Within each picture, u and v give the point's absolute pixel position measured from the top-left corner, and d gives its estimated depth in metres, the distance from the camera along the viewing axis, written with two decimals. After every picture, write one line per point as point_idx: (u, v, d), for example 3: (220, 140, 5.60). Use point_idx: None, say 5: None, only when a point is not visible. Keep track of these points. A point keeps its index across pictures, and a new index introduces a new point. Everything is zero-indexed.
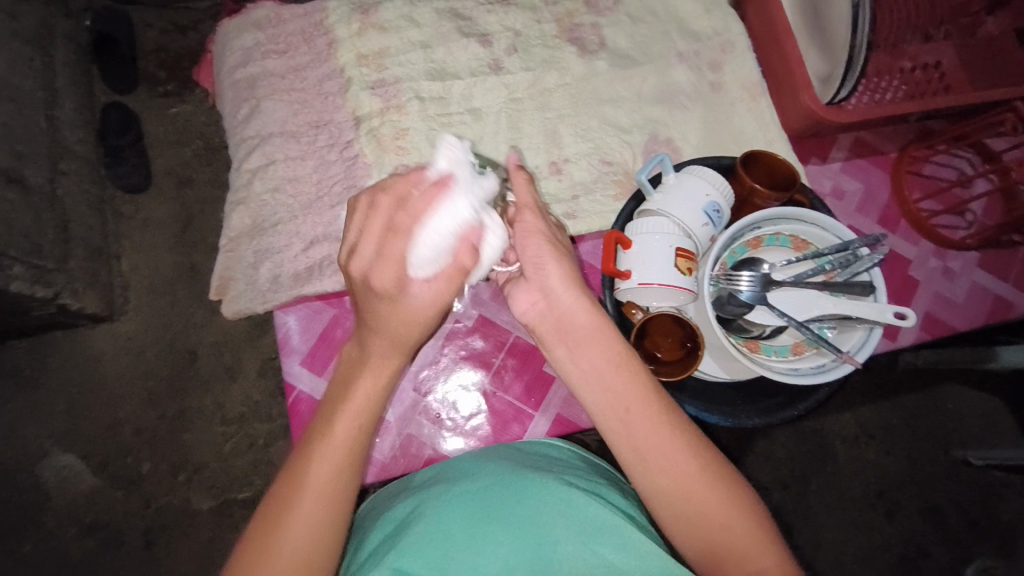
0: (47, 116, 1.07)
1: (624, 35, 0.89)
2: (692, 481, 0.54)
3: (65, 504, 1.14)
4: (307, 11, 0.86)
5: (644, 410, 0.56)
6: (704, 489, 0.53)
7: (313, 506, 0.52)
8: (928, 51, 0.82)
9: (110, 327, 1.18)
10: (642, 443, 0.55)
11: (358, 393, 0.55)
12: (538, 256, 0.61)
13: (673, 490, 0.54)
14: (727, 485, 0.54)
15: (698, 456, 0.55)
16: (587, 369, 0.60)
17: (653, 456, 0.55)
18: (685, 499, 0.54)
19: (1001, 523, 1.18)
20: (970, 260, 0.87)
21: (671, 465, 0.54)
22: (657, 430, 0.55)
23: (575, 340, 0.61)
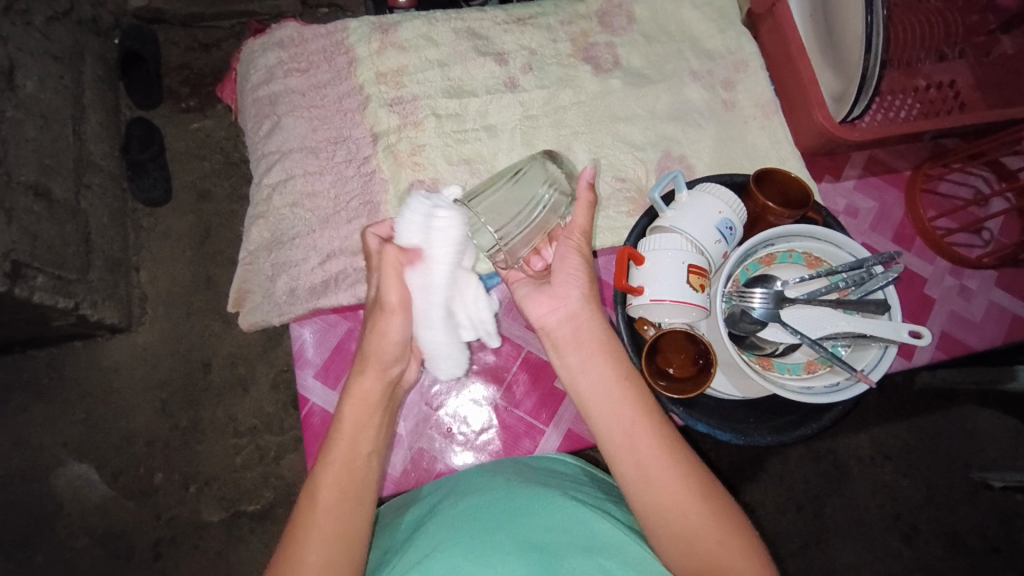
0: (74, 131, 1.10)
1: (638, 55, 0.91)
2: (692, 499, 0.53)
3: (78, 513, 1.15)
4: (328, 31, 0.88)
5: (648, 435, 0.55)
6: (708, 521, 0.53)
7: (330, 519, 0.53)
8: (942, 70, 0.83)
9: (127, 337, 1.20)
10: (647, 469, 0.54)
11: (350, 414, 0.58)
12: (572, 272, 0.63)
13: (676, 521, 0.53)
14: (729, 518, 0.54)
15: (701, 485, 0.54)
16: (597, 382, 0.58)
17: (657, 484, 0.54)
18: (690, 531, 0.52)
19: (1022, 548, 1.16)
20: (987, 279, 0.86)
21: (676, 489, 0.53)
22: (659, 447, 0.55)
23: (588, 347, 0.60)
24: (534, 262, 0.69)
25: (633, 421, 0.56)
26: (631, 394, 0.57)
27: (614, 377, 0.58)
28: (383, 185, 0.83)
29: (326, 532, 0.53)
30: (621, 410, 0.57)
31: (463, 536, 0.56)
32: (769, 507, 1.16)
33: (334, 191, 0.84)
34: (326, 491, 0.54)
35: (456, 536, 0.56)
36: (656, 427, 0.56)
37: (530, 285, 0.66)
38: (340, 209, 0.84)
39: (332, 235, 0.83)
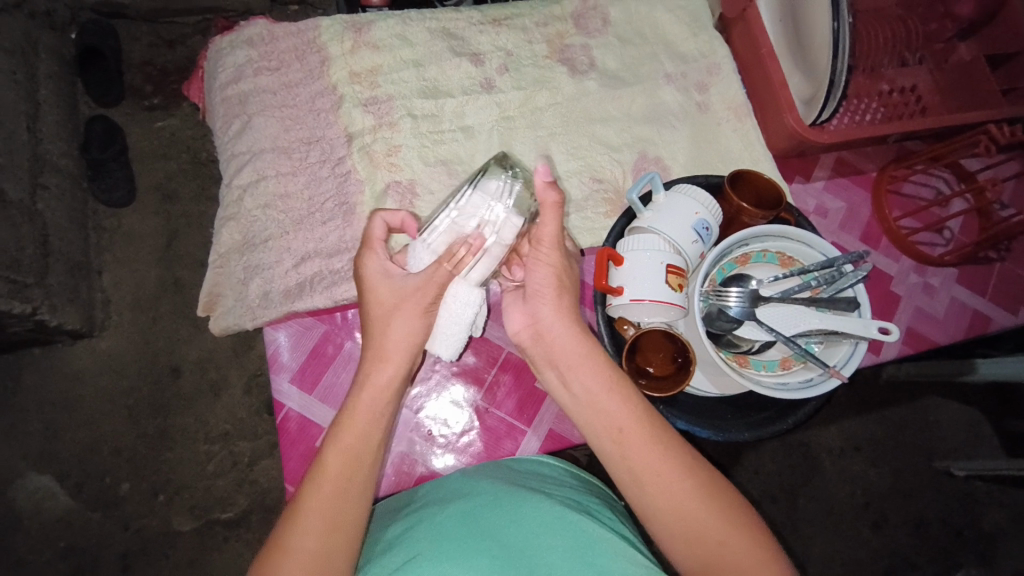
0: (29, 129, 1.05)
1: (614, 57, 0.91)
2: (687, 497, 0.53)
3: (37, 528, 1.09)
4: (300, 29, 0.86)
5: (640, 437, 0.56)
6: (707, 518, 0.53)
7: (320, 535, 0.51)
8: (905, 75, 0.86)
9: (89, 343, 1.15)
10: (638, 472, 0.55)
11: (349, 429, 0.56)
12: (542, 285, 0.62)
13: (672, 519, 0.53)
14: (732, 513, 0.53)
15: (697, 482, 0.54)
16: (580, 390, 0.60)
17: (651, 485, 0.54)
18: (684, 526, 0.53)
19: (984, 533, 1.20)
20: (949, 275, 0.90)
21: (669, 486, 0.54)
22: (650, 445, 0.56)
23: (564, 365, 0.61)
24: (516, 273, 0.67)
25: (619, 424, 0.57)
26: (619, 400, 0.58)
27: (592, 390, 0.59)
28: (359, 186, 0.82)
29: (312, 549, 0.50)
30: (610, 416, 0.58)
31: (456, 542, 0.55)
32: (746, 501, 1.18)
33: (307, 192, 0.82)
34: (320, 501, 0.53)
35: (447, 543, 0.55)
36: (647, 429, 0.57)
37: (511, 297, 0.67)
38: (314, 211, 0.82)
39: (306, 237, 0.81)
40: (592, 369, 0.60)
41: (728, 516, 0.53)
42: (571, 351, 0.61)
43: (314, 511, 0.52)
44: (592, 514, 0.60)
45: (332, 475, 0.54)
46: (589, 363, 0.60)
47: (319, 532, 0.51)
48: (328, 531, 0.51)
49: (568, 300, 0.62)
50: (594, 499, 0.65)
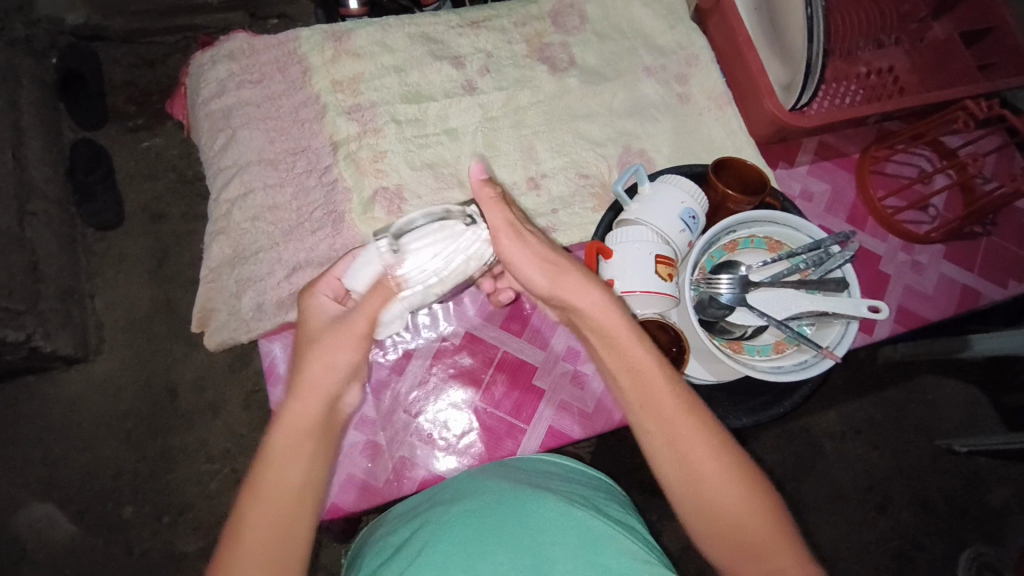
0: (13, 155, 1.05)
1: (593, 53, 0.92)
2: (711, 459, 0.53)
3: (42, 557, 1.09)
4: (280, 40, 0.86)
5: (672, 398, 0.54)
6: (725, 477, 0.52)
7: (272, 528, 0.48)
8: (881, 57, 0.88)
9: (84, 368, 1.15)
10: (671, 426, 0.54)
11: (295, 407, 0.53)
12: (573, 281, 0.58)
13: (698, 480, 0.53)
14: (752, 481, 0.53)
15: (724, 446, 0.53)
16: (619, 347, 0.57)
17: (684, 455, 0.53)
18: (708, 488, 0.52)
19: (988, 508, 1.21)
20: (936, 253, 0.91)
21: (699, 446, 0.53)
22: (679, 404, 0.54)
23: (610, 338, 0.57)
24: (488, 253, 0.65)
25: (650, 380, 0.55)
26: (655, 364, 0.56)
27: (622, 348, 0.57)
28: (347, 194, 0.82)
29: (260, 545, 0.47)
30: (643, 378, 0.55)
31: (463, 546, 0.56)
32: None
33: (295, 203, 0.83)
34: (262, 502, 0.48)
35: (454, 547, 0.56)
36: (671, 390, 0.55)
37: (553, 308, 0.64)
38: (303, 221, 0.82)
39: (297, 247, 0.81)
40: (615, 322, 0.57)
41: (750, 491, 0.52)
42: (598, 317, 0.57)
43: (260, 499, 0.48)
44: (603, 512, 0.61)
45: (279, 474, 0.49)
46: (612, 320, 0.57)
47: (265, 525, 0.48)
48: (283, 522, 0.48)
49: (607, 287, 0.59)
50: (600, 494, 0.66)
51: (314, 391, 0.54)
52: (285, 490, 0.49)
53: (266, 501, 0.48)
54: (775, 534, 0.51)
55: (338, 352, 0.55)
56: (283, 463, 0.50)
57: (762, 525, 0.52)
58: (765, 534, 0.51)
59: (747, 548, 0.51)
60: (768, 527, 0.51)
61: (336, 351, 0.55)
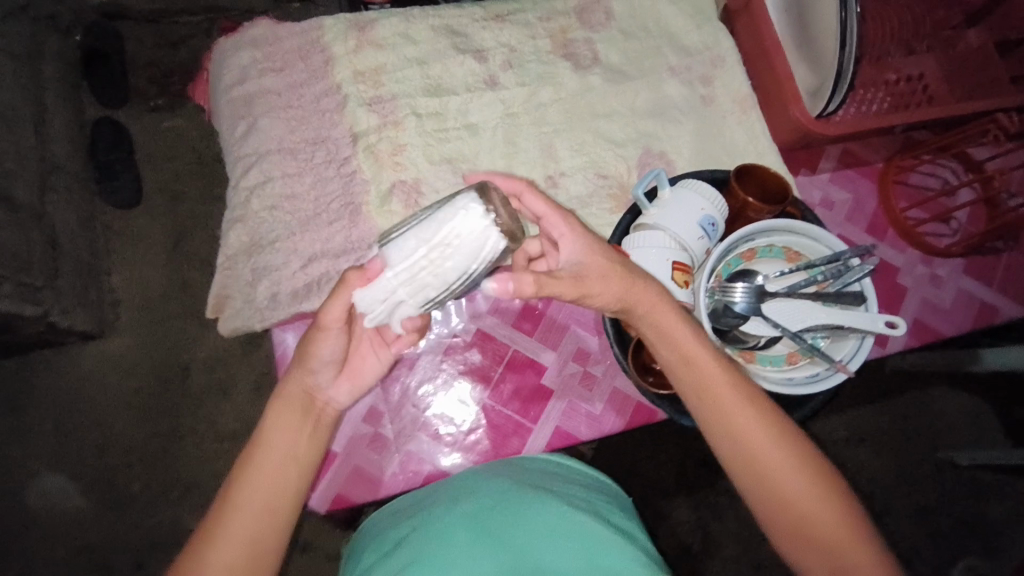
0: (37, 132, 1.06)
1: (617, 51, 0.91)
2: (781, 458, 0.56)
3: (55, 525, 1.12)
4: (303, 29, 0.86)
5: (739, 401, 0.57)
6: (794, 477, 0.56)
7: (244, 533, 0.54)
8: (911, 64, 0.86)
9: (100, 344, 1.17)
10: (741, 429, 0.57)
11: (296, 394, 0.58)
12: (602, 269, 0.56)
13: (770, 479, 0.56)
14: (821, 479, 0.56)
15: (792, 445, 0.57)
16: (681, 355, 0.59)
17: (743, 438, 0.57)
18: (779, 485, 0.56)
19: (990, 522, 1.21)
20: (956, 267, 0.90)
21: (766, 445, 0.56)
22: (747, 406, 0.57)
23: (676, 339, 0.59)
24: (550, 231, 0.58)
25: (717, 386, 0.58)
26: (718, 363, 0.58)
27: (685, 348, 0.59)
28: (365, 186, 0.82)
29: (239, 532, 0.54)
30: (706, 376, 0.58)
31: (466, 542, 0.57)
32: None
33: (313, 193, 0.83)
34: (258, 484, 0.55)
35: (466, 541, 0.57)
36: (741, 393, 0.58)
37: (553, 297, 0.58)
38: (320, 212, 0.82)
39: (313, 238, 0.81)
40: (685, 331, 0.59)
41: (812, 472, 0.56)
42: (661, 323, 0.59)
43: (262, 471, 0.55)
44: (604, 517, 0.62)
45: (264, 470, 0.55)
46: (676, 322, 0.59)
47: (262, 492, 0.55)
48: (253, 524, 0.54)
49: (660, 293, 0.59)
50: (603, 498, 0.66)
51: (293, 394, 0.58)
52: (266, 486, 0.55)
53: (240, 510, 0.54)
54: (846, 518, 0.55)
55: (323, 347, 0.56)
56: (258, 472, 0.55)
57: (831, 510, 0.55)
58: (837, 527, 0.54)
59: (811, 532, 0.55)
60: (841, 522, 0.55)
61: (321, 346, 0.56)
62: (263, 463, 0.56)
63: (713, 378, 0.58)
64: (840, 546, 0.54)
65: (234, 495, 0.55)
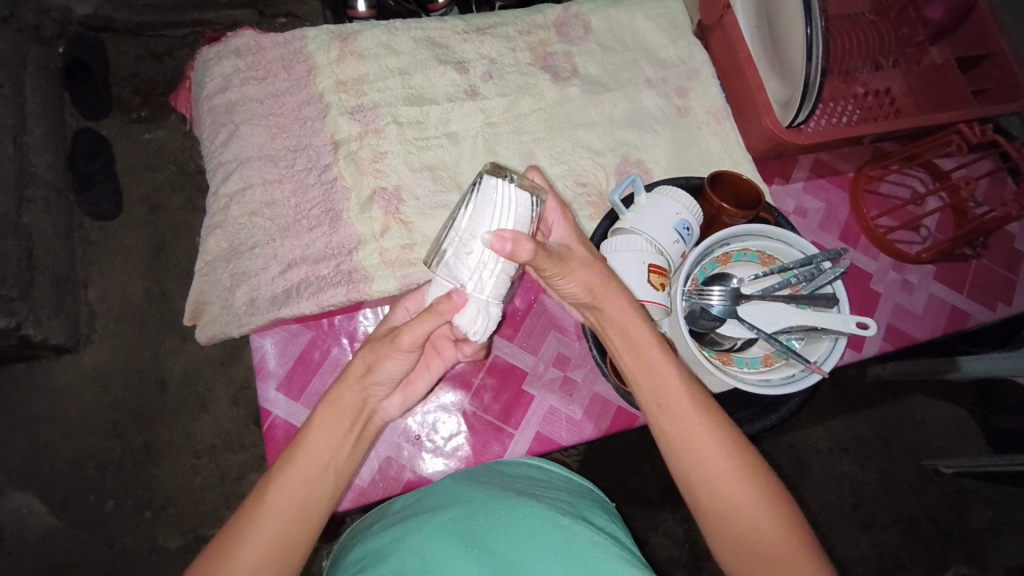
0: (15, 143, 1.05)
1: (596, 64, 0.93)
2: (725, 473, 0.55)
3: (23, 545, 1.08)
4: (285, 39, 0.87)
5: (690, 412, 0.56)
6: (737, 492, 0.55)
7: (266, 547, 0.52)
8: (878, 78, 0.90)
9: (75, 357, 1.15)
10: (689, 440, 0.56)
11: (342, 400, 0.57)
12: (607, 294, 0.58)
13: (713, 492, 0.55)
14: (766, 493, 0.55)
15: (739, 458, 0.56)
16: (640, 360, 0.58)
17: (690, 449, 0.56)
18: (722, 500, 0.55)
19: (971, 530, 1.22)
20: (926, 273, 0.92)
21: (712, 458, 0.55)
22: (697, 416, 0.56)
23: (642, 346, 0.58)
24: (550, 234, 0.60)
25: (668, 394, 0.57)
26: (675, 373, 0.57)
27: (646, 357, 0.58)
28: (345, 193, 0.83)
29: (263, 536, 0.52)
30: (661, 384, 0.57)
31: (447, 546, 0.56)
32: None
33: (294, 200, 0.83)
34: (290, 488, 0.54)
35: (438, 548, 0.56)
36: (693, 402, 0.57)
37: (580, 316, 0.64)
38: (300, 218, 0.82)
39: (293, 244, 0.81)
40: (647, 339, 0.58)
41: (755, 487, 0.55)
42: (624, 326, 0.58)
43: (297, 473, 0.54)
44: (586, 519, 0.61)
45: (301, 473, 0.54)
46: (638, 326, 0.58)
47: (293, 496, 0.54)
48: (274, 528, 0.52)
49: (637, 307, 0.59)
50: (586, 503, 0.66)
51: (347, 403, 0.57)
52: (301, 491, 0.54)
53: (271, 512, 0.53)
54: (795, 544, 0.54)
55: (392, 363, 0.57)
56: (292, 481, 0.54)
57: (778, 535, 0.54)
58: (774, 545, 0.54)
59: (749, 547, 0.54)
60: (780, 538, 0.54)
61: (385, 361, 0.57)
62: (300, 466, 0.54)
63: (666, 386, 0.57)
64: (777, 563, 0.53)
65: (268, 495, 0.53)
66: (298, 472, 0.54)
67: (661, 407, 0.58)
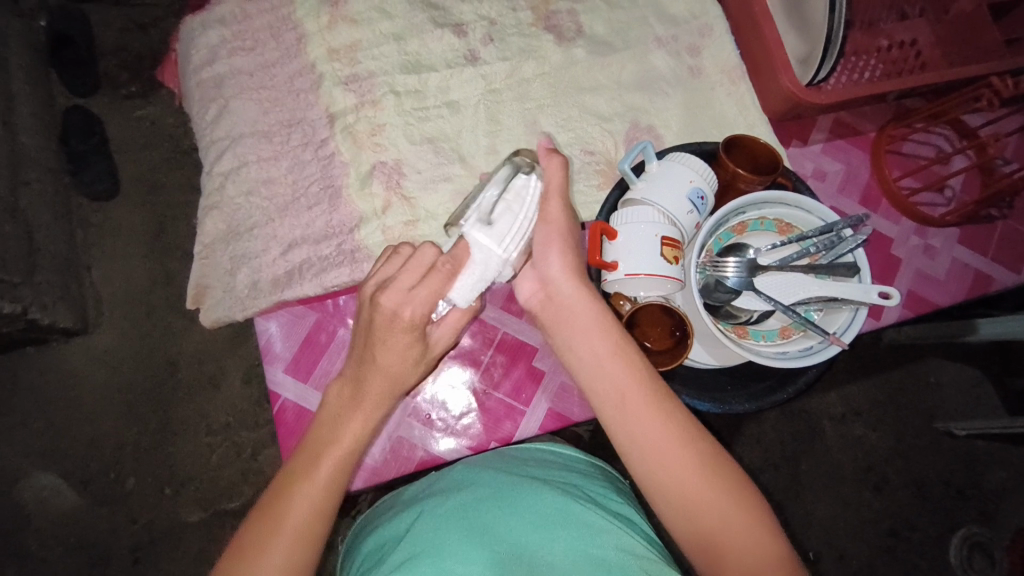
0: (5, 123, 1.02)
1: (601, 22, 0.88)
2: (691, 471, 0.55)
3: (47, 525, 1.10)
4: (274, 6, 0.83)
5: (646, 409, 0.57)
6: (710, 490, 0.54)
7: (304, 513, 0.52)
8: (904, 29, 0.83)
9: (84, 340, 1.14)
10: (640, 440, 0.56)
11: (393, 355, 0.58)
12: (546, 243, 0.62)
13: (678, 490, 0.55)
14: (737, 492, 0.54)
15: (707, 455, 0.56)
16: (588, 355, 0.61)
17: (645, 446, 0.56)
18: (694, 499, 0.54)
19: (986, 492, 1.21)
20: (950, 237, 0.88)
21: (677, 460, 0.55)
22: (654, 418, 0.57)
23: (573, 326, 0.63)
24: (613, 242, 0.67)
25: (621, 392, 0.58)
26: (645, 394, 0.58)
27: (595, 357, 0.61)
28: (344, 168, 0.80)
29: (308, 506, 0.52)
30: (615, 382, 0.59)
31: (459, 536, 0.55)
32: (749, 468, 1.18)
33: (291, 177, 0.80)
34: (327, 463, 0.54)
35: (446, 536, 0.55)
36: (649, 400, 0.58)
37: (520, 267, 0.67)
38: (299, 196, 0.80)
39: (292, 223, 0.79)
40: (613, 362, 0.60)
41: (725, 485, 0.55)
42: (575, 309, 0.63)
43: (341, 441, 0.56)
44: (600, 504, 0.60)
45: (339, 440, 0.56)
46: (583, 311, 0.62)
47: (330, 463, 0.54)
48: (314, 508, 0.52)
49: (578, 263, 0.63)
50: (601, 486, 0.65)
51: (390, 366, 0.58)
52: (341, 456, 0.55)
53: (313, 481, 0.53)
54: (773, 549, 0.52)
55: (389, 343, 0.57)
56: (337, 459, 0.55)
57: (753, 542, 0.52)
58: (750, 544, 0.52)
59: (718, 547, 0.53)
60: (758, 536, 0.53)
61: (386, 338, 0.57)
62: (353, 424, 0.57)
63: (618, 379, 0.59)
64: (756, 557, 0.51)
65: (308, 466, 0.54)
66: (337, 446, 0.55)
67: (611, 407, 0.59)
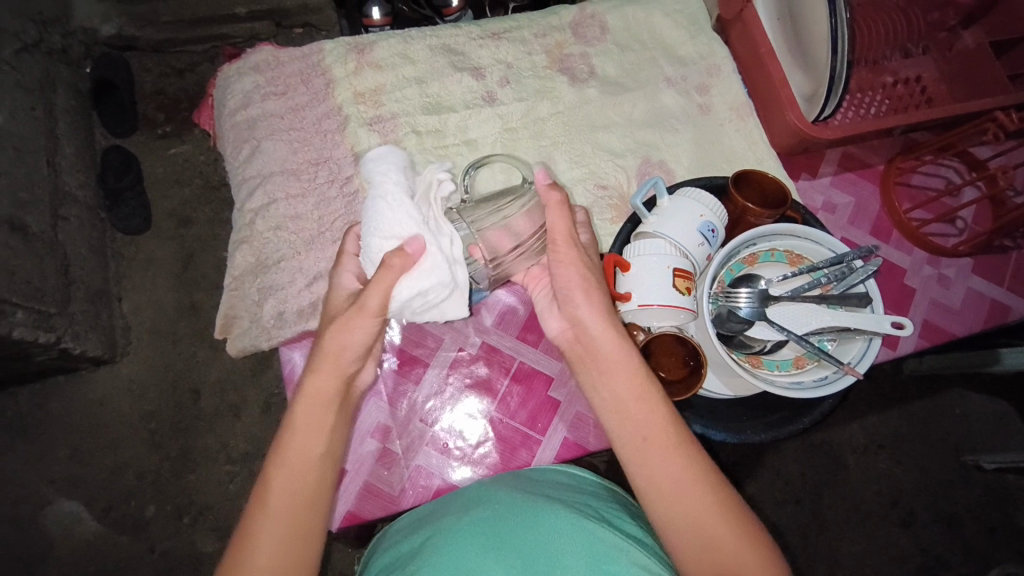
0: (49, 163, 1.09)
1: (613, 64, 0.92)
2: (710, 512, 0.56)
3: (68, 552, 1.12)
4: (304, 53, 0.88)
5: (669, 448, 0.58)
6: (725, 528, 0.55)
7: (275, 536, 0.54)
8: (908, 66, 0.85)
9: (111, 369, 1.18)
10: (660, 485, 0.57)
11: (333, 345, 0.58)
12: (568, 287, 0.63)
13: (694, 528, 0.56)
14: (751, 532, 0.56)
15: (721, 496, 0.57)
16: (611, 397, 0.61)
17: (665, 487, 0.57)
18: (711, 539, 0.55)
19: (1017, 529, 1.18)
20: (964, 267, 0.88)
21: (696, 501, 0.56)
22: (676, 460, 0.57)
23: (602, 366, 0.62)
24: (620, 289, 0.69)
25: (644, 437, 0.58)
26: (670, 435, 0.58)
27: (622, 395, 0.60)
28: None
29: (271, 535, 0.54)
30: (640, 424, 0.59)
31: (478, 554, 0.56)
32: (770, 501, 1.16)
33: (317, 212, 0.84)
34: (285, 481, 0.56)
35: (468, 553, 0.56)
36: (672, 439, 0.58)
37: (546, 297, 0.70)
38: (324, 230, 0.83)
39: (318, 256, 0.82)
40: (644, 414, 0.59)
41: (740, 524, 0.56)
42: (607, 354, 0.61)
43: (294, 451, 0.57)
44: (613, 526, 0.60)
45: (293, 456, 0.56)
46: (614, 352, 0.61)
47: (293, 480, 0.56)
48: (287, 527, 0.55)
49: (608, 304, 0.62)
50: (614, 507, 0.65)
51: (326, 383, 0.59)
52: (298, 472, 0.56)
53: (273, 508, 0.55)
54: None
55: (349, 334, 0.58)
56: (294, 475, 0.56)
57: None
58: None
59: None
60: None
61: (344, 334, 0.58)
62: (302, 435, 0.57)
63: (640, 416, 0.59)
64: None
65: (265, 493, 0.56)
66: (297, 463, 0.56)
67: (636, 449, 0.59)
